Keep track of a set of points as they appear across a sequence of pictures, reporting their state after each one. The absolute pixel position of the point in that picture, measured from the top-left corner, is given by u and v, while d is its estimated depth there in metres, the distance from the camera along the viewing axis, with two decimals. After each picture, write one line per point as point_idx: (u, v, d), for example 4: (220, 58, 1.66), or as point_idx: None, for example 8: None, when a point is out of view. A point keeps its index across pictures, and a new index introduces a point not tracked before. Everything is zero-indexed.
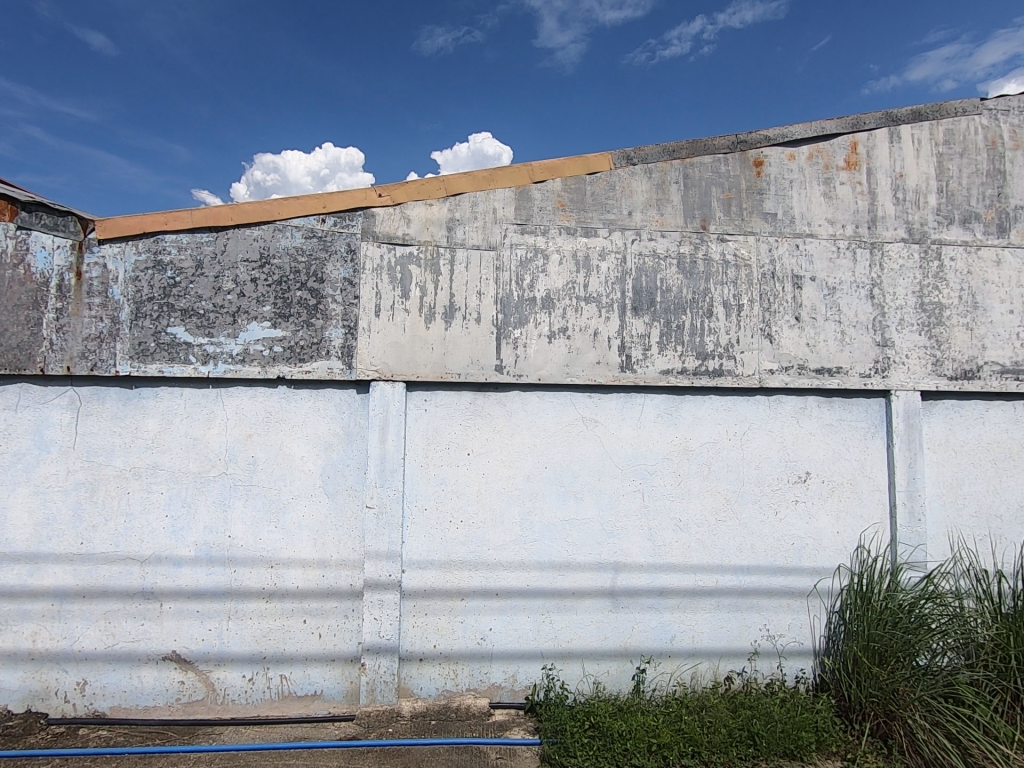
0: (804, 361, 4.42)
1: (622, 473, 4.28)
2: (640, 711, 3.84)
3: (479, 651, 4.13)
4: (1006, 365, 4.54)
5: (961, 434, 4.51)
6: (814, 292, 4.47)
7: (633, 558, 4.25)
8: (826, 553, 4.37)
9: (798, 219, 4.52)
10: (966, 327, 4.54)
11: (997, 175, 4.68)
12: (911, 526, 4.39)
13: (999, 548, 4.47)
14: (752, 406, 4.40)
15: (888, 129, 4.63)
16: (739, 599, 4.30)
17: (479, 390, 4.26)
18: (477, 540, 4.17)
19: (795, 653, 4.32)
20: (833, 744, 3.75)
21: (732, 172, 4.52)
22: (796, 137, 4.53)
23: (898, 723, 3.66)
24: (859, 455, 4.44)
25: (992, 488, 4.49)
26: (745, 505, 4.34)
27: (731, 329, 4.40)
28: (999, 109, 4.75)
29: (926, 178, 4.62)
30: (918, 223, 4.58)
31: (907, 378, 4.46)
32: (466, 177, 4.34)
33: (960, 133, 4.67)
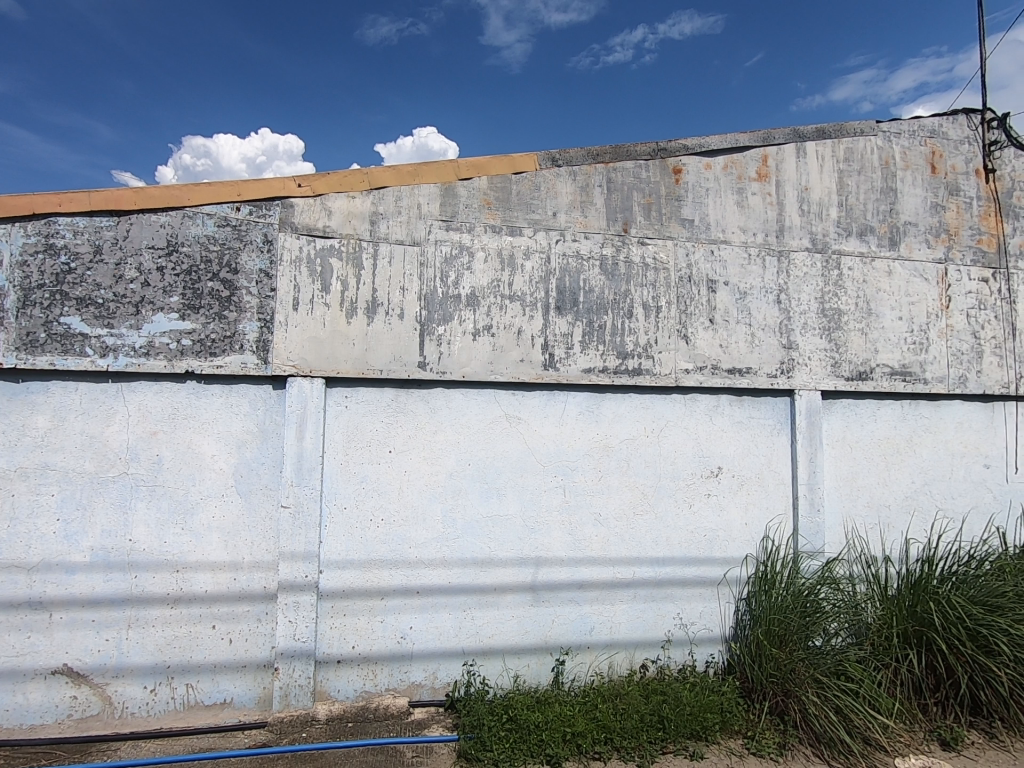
0: (717, 361, 4.64)
1: (544, 469, 4.36)
2: (557, 702, 3.94)
3: (399, 651, 4.09)
4: (896, 367, 4.94)
5: (856, 431, 4.87)
6: (727, 296, 4.71)
7: (554, 553, 4.33)
8: (735, 543, 4.62)
9: (714, 226, 4.74)
10: (862, 332, 4.91)
11: (890, 192, 5.07)
12: (811, 516, 4.70)
13: (887, 536, 4.86)
14: (669, 404, 4.58)
15: (796, 144, 4.92)
16: (654, 590, 4.47)
17: (402, 387, 4.21)
18: (398, 539, 4.13)
19: (705, 640, 4.55)
20: (736, 724, 3.96)
21: (652, 178, 4.69)
22: (712, 147, 4.75)
23: (793, 700, 3.91)
24: (766, 450, 4.71)
25: (881, 480, 4.88)
26: (661, 499, 4.52)
27: (650, 329, 4.56)
28: (893, 131, 5.15)
29: (828, 192, 4.95)
30: (820, 234, 4.90)
31: (810, 378, 4.77)
32: (391, 171, 4.28)
33: (859, 152, 5.03)
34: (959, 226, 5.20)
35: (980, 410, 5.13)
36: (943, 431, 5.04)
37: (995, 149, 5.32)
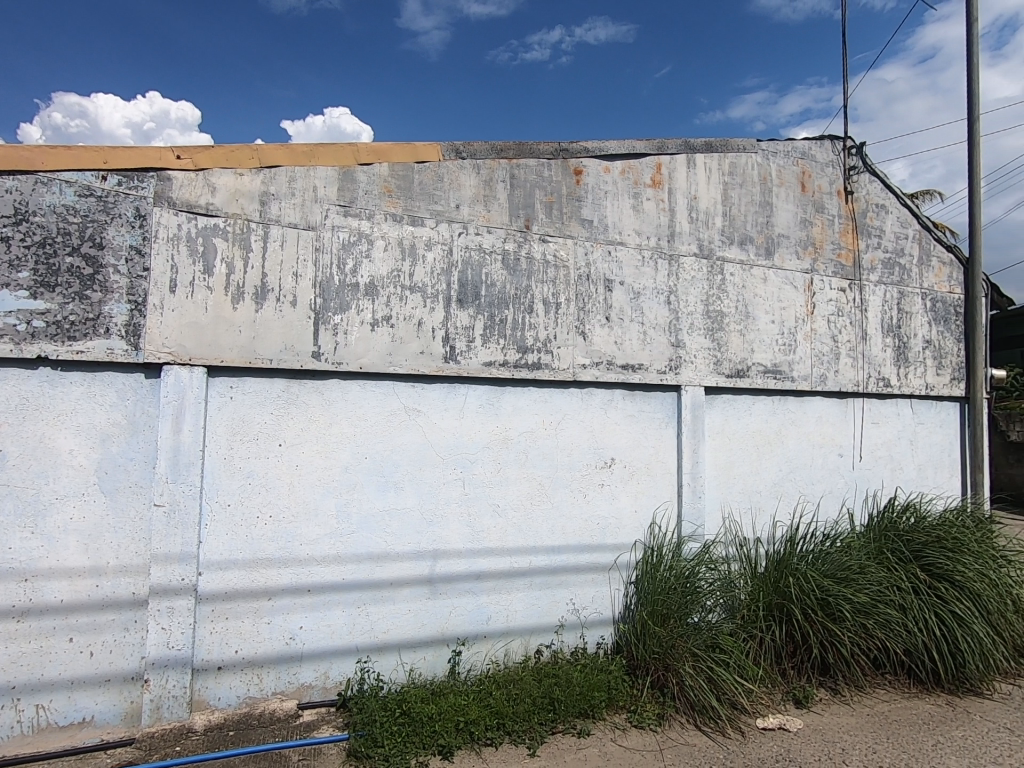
0: (612, 357, 4.86)
1: (443, 462, 4.35)
2: (451, 693, 3.97)
3: (287, 652, 3.93)
4: (768, 366, 5.43)
5: (733, 423, 5.31)
6: (622, 295, 4.94)
7: (451, 545, 4.34)
8: (624, 530, 4.88)
9: (611, 228, 4.94)
10: (740, 333, 5.34)
11: (767, 206, 5.55)
12: (693, 503, 5.06)
13: (758, 519, 5.35)
14: (566, 398, 4.74)
15: (686, 155, 5.25)
16: (548, 577, 4.62)
17: (294, 377, 4.02)
18: (288, 537, 3.95)
19: (596, 623, 4.77)
20: (620, 700, 4.18)
21: (554, 177, 4.80)
22: (611, 152, 4.95)
23: (672, 673, 4.21)
24: (655, 442, 5.00)
25: (754, 469, 5.35)
26: (557, 489, 4.67)
27: (550, 325, 4.68)
28: (771, 150, 5.63)
29: (714, 202, 5.33)
30: (706, 240, 5.27)
31: (694, 375, 5.12)
32: (283, 149, 4.06)
33: (741, 167, 5.46)
34: (823, 240, 5.80)
35: (836, 406, 5.78)
36: (806, 424, 5.62)
37: (854, 173, 5.98)
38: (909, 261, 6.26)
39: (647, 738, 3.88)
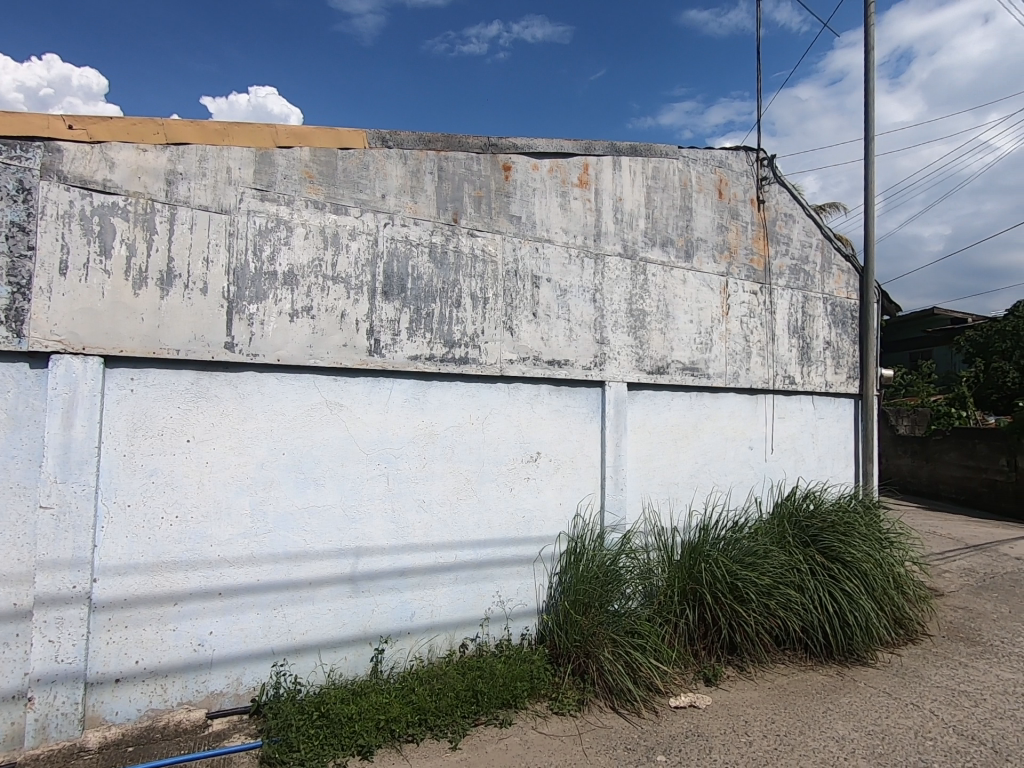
0: (539, 353, 4.93)
1: (366, 457, 4.25)
2: (373, 691, 3.90)
3: (196, 660, 3.72)
4: (686, 363, 5.69)
5: (653, 418, 5.53)
6: (549, 292, 5.02)
7: (374, 542, 4.26)
8: (549, 522, 4.97)
9: (539, 225, 5.00)
10: (661, 331, 5.57)
11: (686, 211, 5.81)
12: (615, 494, 5.24)
13: (675, 509, 5.61)
14: (493, 393, 4.76)
15: (612, 157, 5.41)
16: (474, 571, 4.63)
17: (204, 369, 3.79)
18: (196, 538, 3.73)
19: (520, 614, 4.84)
20: (543, 688, 4.26)
21: (483, 172, 4.80)
22: (539, 150, 5.01)
23: (592, 660, 4.34)
24: (579, 436, 5.12)
25: (672, 461, 5.61)
26: (483, 484, 4.69)
27: (477, 320, 4.69)
28: (691, 157, 5.90)
29: (638, 204, 5.51)
30: (630, 241, 5.45)
31: (617, 371, 5.29)
32: (193, 127, 3.82)
33: (663, 172, 5.68)
34: (737, 245, 6.15)
35: (747, 401, 6.15)
36: (720, 419, 5.95)
37: (765, 183, 6.36)
38: (813, 268, 6.75)
39: (567, 724, 3.97)
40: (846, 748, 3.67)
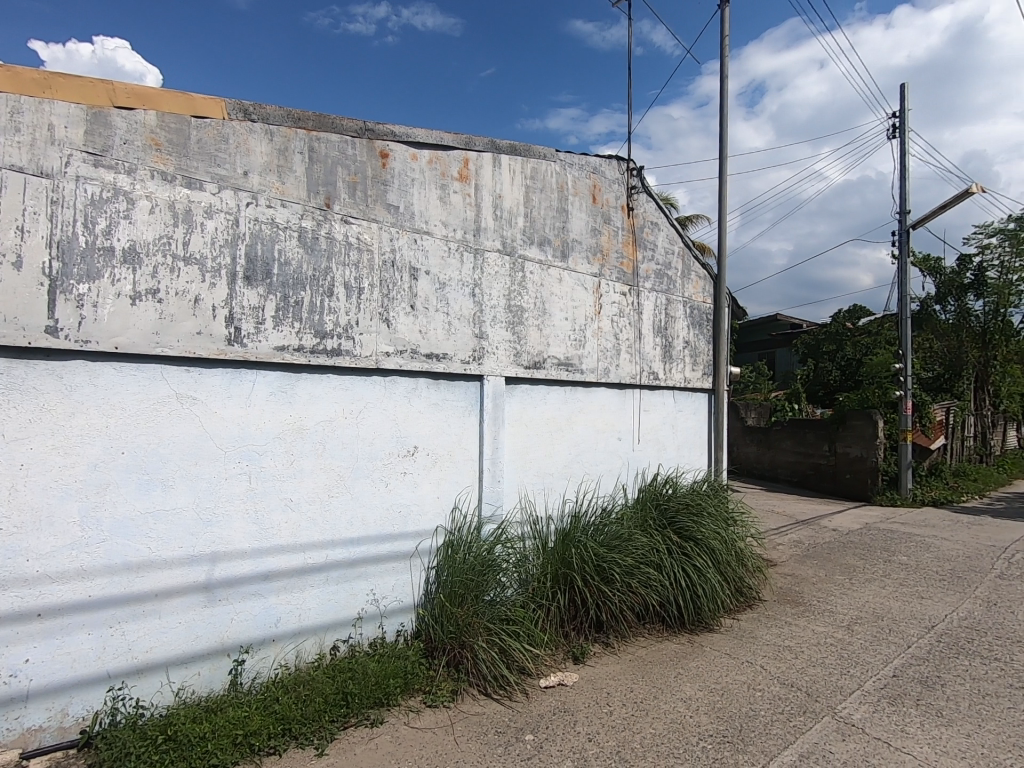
0: (416, 346, 4.87)
1: (225, 454, 3.93)
2: (230, 706, 3.63)
3: (6, 694, 3.21)
4: (561, 359, 5.94)
5: (530, 411, 5.71)
6: (428, 285, 4.97)
7: (234, 546, 3.95)
8: (426, 516, 4.95)
9: (418, 216, 4.93)
10: (538, 328, 5.76)
11: (563, 212, 6.05)
12: (492, 486, 5.34)
13: (549, 499, 5.85)
14: (368, 386, 4.62)
15: (492, 155, 5.48)
16: (346, 570, 4.48)
17: (18, 357, 3.27)
18: (7, 553, 3.22)
19: (395, 611, 4.76)
20: (417, 683, 4.23)
21: (358, 157, 4.63)
22: (418, 140, 4.94)
23: (467, 650, 4.39)
24: (458, 429, 5.14)
25: (547, 453, 5.84)
26: (356, 480, 4.54)
27: (351, 310, 4.52)
28: (567, 161, 6.16)
29: (517, 202, 5.64)
30: (509, 239, 5.56)
31: (496, 365, 5.39)
32: (5, 74, 3.35)
33: (542, 173, 5.86)
34: (609, 248, 6.53)
35: (616, 395, 6.58)
36: (591, 412, 6.30)
37: (635, 192, 6.82)
38: (675, 273, 7.37)
39: (439, 715, 3.98)
40: (691, 706, 4.08)
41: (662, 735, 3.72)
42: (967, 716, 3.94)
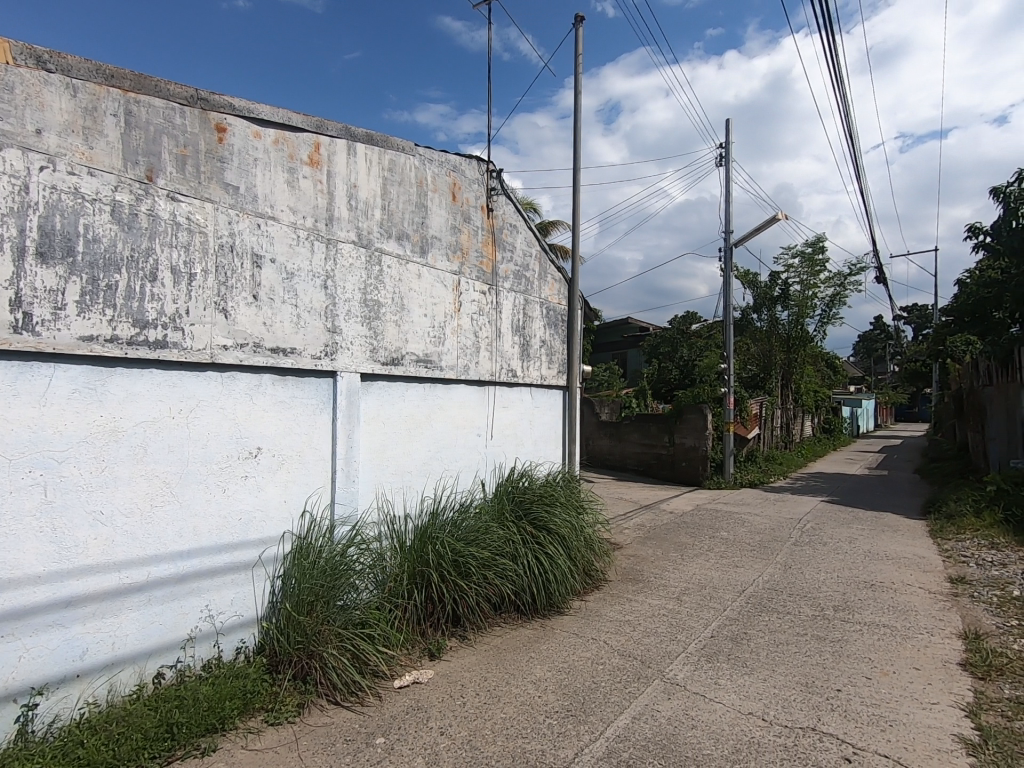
0: (260, 340, 4.51)
1: (10, 463, 3.31)
2: (14, 761, 3.07)
3: None
4: (420, 355, 5.89)
5: (387, 409, 5.59)
6: (273, 273, 4.63)
7: (23, 571, 3.35)
8: (272, 522, 4.61)
9: (261, 199, 4.57)
10: (396, 323, 5.65)
11: (422, 208, 6.00)
12: (346, 486, 5.13)
13: (407, 497, 5.79)
14: (201, 383, 4.18)
15: (346, 142, 5.26)
16: (174, 588, 4.01)
17: None
18: None
19: (234, 627, 4.37)
20: (258, 702, 3.93)
21: (188, 127, 4.17)
22: (262, 117, 4.58)
23: (315, 660, 4.18)
24: (308, 428, 4.86)
25: (405, 450, 5.77)
26: (187, 486, 4.09)
27: (180, 297, 4.06)
28: (427, 156, 6.12)
29: (373, 194, 5.47)
30: (365, 230, 5.38)
31: (350, 361, 5.18)
32: None
33: (400, 166, 5.76)
34: (469, 247, 6.61)
35: (475, 392, 6.69)
36: (450, 409, 6.34)
37: (494, 193, 6.98)
38: (533, 275, 7.67)
39: (283, 732, 3.73)
40: (541, 687, 4.29)
41: (512, 718, 3.87)
42: (765, 663, 4.64)
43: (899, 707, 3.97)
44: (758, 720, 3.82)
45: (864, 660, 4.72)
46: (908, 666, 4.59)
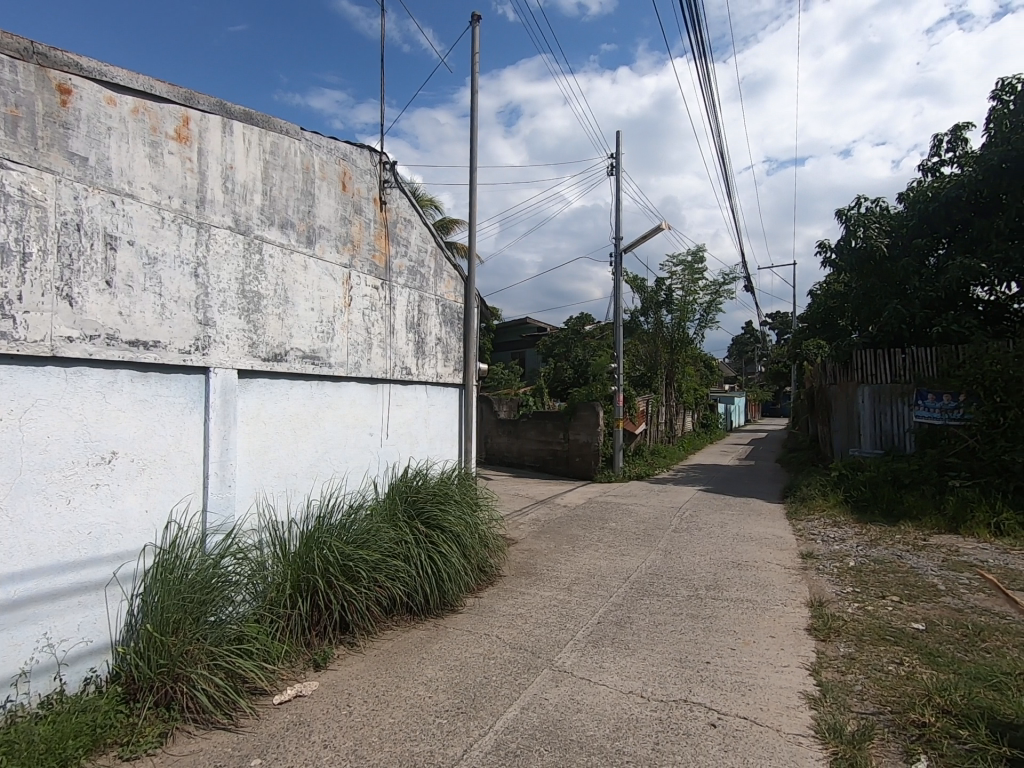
0: (115, 331, 4.03)
1: None
2: None
3: None
4: (306, 351, 5.59)
5: (268, 408, 5.23)
6: (131, 257, 4.16)
7: None
8: (130, 535, 4.15)
9: (116, 174, 4.09)
10: (279, 317, 5.30)
11: (308, 196, 5.69)
12: (220, 492, 4.74)
13: (292, 501, 5.48)
14: (40, 379, 3.66)
15: (221, 118, 4.86)
16: (2, 616, 3.47)
17: None
18: None
19: (82, 655, 3.87)
20: (110, 737, 3.51)
21: (22, 86, 3.63)
22: (117, 82, 4.10)
23: (181, 684, 3.80)
24: (174, 430, 4.42)
25: (289, 451, 5.45)
26: (20, 498, 3.56)
27: (11, 281, 3.53)
28: (314, 142, 5.82)
29: (252, 177, 5.10)
30: (243, 216, 4.99)
31: (225, 357, 4.78)
32: None
33: (283, 149, 5.42)
34: (360, 240, 6.38)
35: (367, 390, 6.47)
36: (340, 407, 6.08)
37: (387, 186, 6.80)
38: (428, 272, 7.57)
39: None
40: (431, 687, 4.24)
41: (401, 722, 3.80)
42: (645, 643, 4.96)
43: (757, 672, 4.42)
44: (637, 697, 4.06)
45: (730, 633, 5.19)
46: (765, 635, 5.12)
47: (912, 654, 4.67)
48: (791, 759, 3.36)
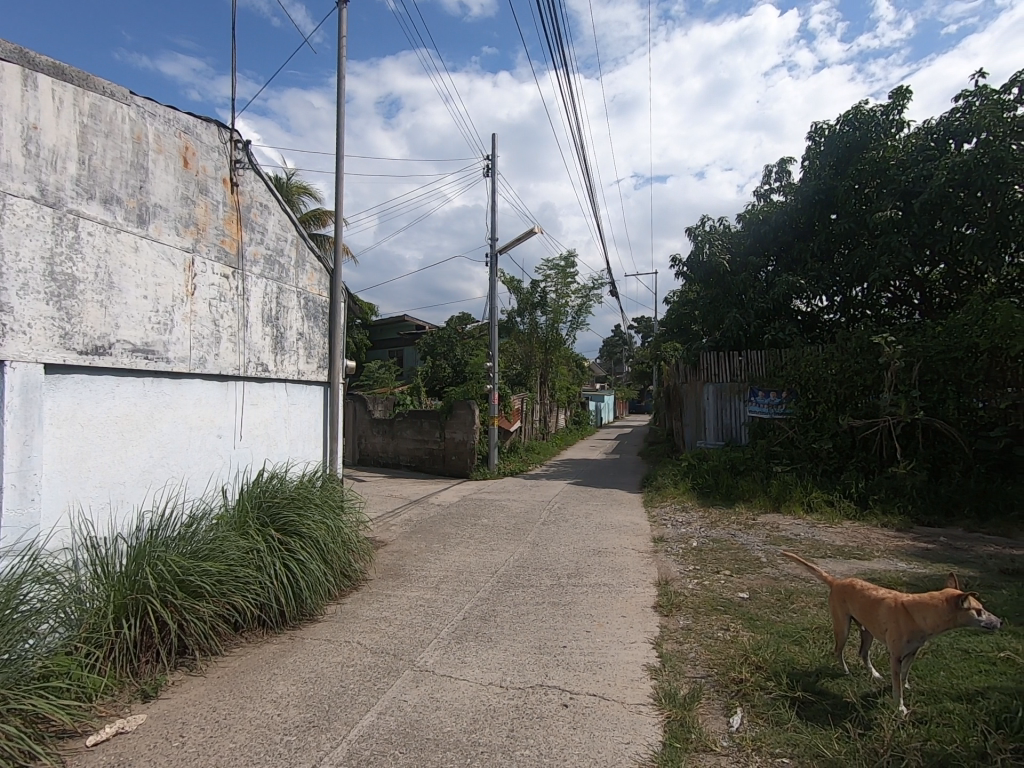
0: None
1: None
2: None
3: None
4: (137, 345, 4.96)
5: (88, 409, 4.58)
6: None
7: None
8: None
9: None
10: (101, 305, 4.65)
11: (140, 169, 5.06)
12: (20, 508, 4.05)
13: (117, 513, 4.85)
14: None
15: (21, 69, 4.14)
16: None
17: None
18: None
19: None
20: None
21: None
22: None
23: None
24: None
25: (115, 457, 4.82)
26: None
27: None
28: (147, 110, 5.19)
29: (65, 142, 4.42)
30: (51, 186, 4.31)
31: (28, 349, 4.10)
32: None
33: (106, 114, 4.77)
34: (205, 223, 5.80)
35: (215, 388, 5.92)
36: (181, 408, 5.50)
37: (238, 167, 6.28)
38: (287, 262, 7.11)
39: None
40: (281, 704, 3.98)
41: (243, 747, 3.51)
42: (507, 635, 5.09)
43: (607, 651, 4.73)
44: (496, 688, 4.15)
45: (586, 616, 5.52)
46: (617, 615, 5.52)
47: (736, 620, 5.30)
48: (631, 728, 3.63)
